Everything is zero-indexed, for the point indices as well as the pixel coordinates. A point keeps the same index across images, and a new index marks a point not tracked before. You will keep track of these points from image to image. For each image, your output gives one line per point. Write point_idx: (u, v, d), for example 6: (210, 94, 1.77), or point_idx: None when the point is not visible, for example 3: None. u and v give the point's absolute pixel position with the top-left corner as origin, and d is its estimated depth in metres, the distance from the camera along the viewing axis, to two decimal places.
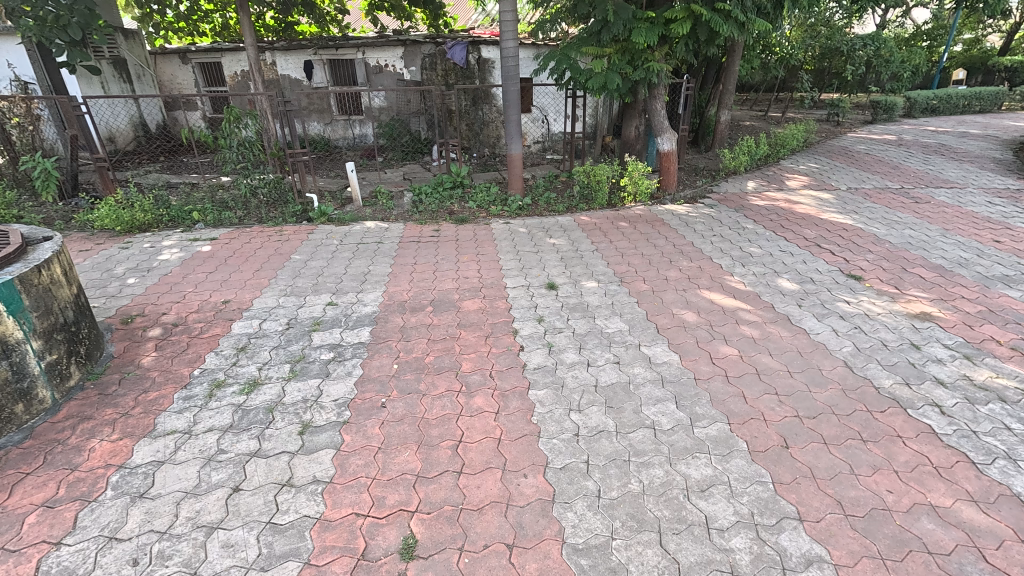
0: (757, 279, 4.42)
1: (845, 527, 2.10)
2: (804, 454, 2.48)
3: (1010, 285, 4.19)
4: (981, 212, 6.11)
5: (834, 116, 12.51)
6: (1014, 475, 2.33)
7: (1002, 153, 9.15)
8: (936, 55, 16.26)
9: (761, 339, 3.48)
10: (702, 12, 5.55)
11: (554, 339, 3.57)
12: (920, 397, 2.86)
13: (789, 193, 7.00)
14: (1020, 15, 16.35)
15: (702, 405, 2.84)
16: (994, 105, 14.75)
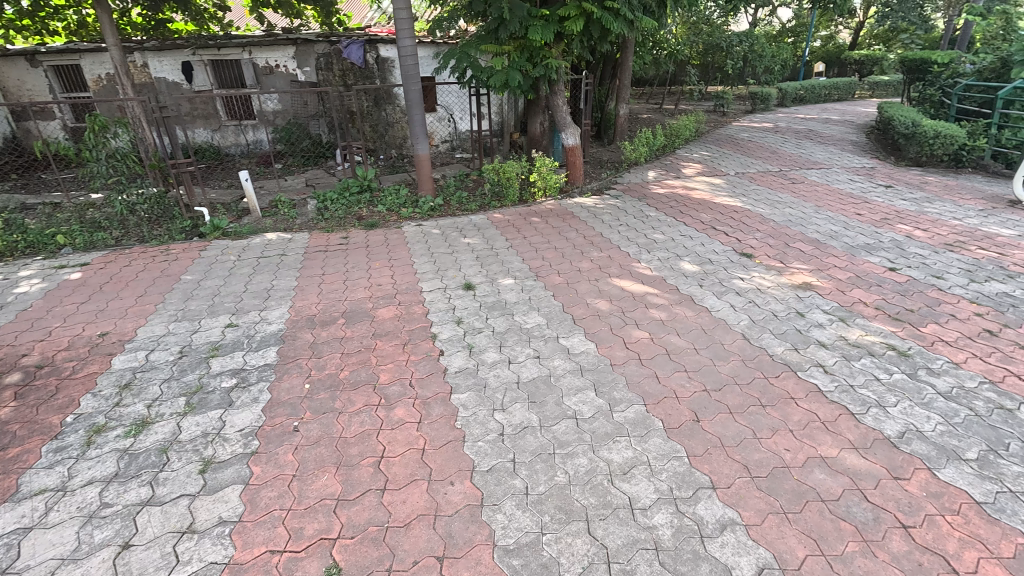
0: (662, 263, 4.67)
1: (752, 489, 2.26)
2: (714, 425, 2.64)
3: (872, 252, 4.75)
4: (845, 189, 6.89)
5: (719, 108, 13.55)
6: (885, 420, 2.64)
7: (857, 135, 10.40)
8: (800, 50, 18.15)
9: (669, 321, 3.68)
10: (593, 10, 5.74)
11: (474, 340, 3.55)
12: (806, 360, 3.16)
13: (685, 181, 7.47)
14: (863, 15, 18.69)
15: (620, 390, 2.95)
16: (849, 94, 16.71)
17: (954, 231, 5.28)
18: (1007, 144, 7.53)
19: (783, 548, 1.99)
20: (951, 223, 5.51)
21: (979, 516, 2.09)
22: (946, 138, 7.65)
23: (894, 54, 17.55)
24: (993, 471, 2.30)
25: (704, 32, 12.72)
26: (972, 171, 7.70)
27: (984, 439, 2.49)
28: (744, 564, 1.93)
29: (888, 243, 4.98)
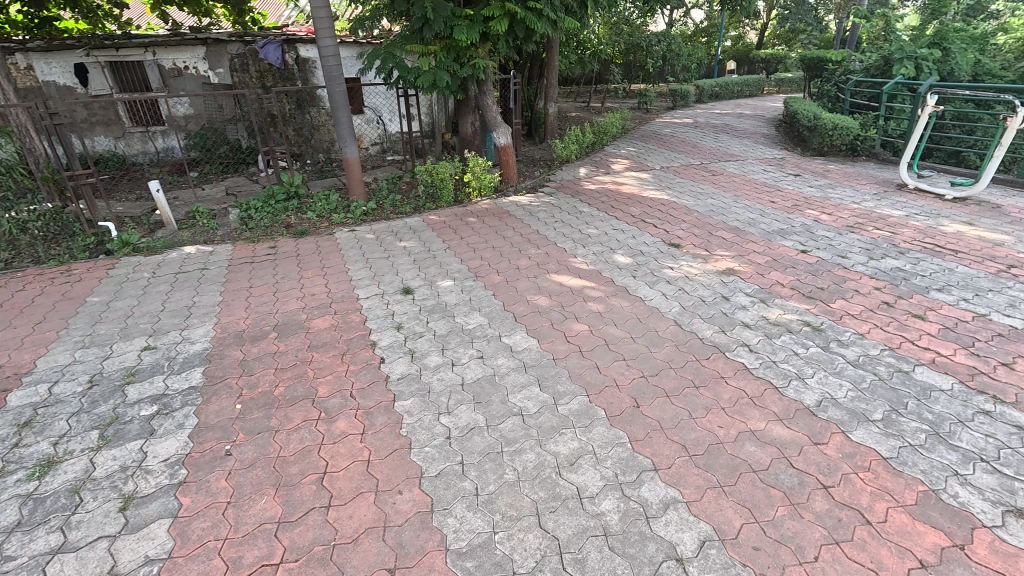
0: (597, 257, 4.80)
1: (690, 466, 2.38)
2: (653, 410, 2.75)
3: (785, 237, 5.13)
4: (759, 179, 7.38)
5: (643, 105, 14.10)
6: (803, 391, 2.86)
7: (767, 129, 11.17)
8: (713, 49, 19.25)
9: (606, 312, 3.79)
10: (517, 10, 5.79)
11: (415, 345, 3.49)
12: (733, 340, 3.36)
13: (615, 176, 7.72)
14: (767, 16, 20.09)
15: (562, 383, 3.01)
16: (759, 90, 17.93)
17: (854, 214, 5.80)
18: (893, 133, 8.35)
19: (721, 520, 2.11)
20: (851, 207, 6.05)
21: (886, 470, 2.31)
22: (843, 130, 8.38)
23: (795, 52, 19.00)
24: (895, 428, 2.55)
25: (624, 32, 13.21)
26: (866, 159, 8.49)
27: (887, 400, 2.76)
28: (687, 539, 2.03)
29: (799, 228, 5.39)
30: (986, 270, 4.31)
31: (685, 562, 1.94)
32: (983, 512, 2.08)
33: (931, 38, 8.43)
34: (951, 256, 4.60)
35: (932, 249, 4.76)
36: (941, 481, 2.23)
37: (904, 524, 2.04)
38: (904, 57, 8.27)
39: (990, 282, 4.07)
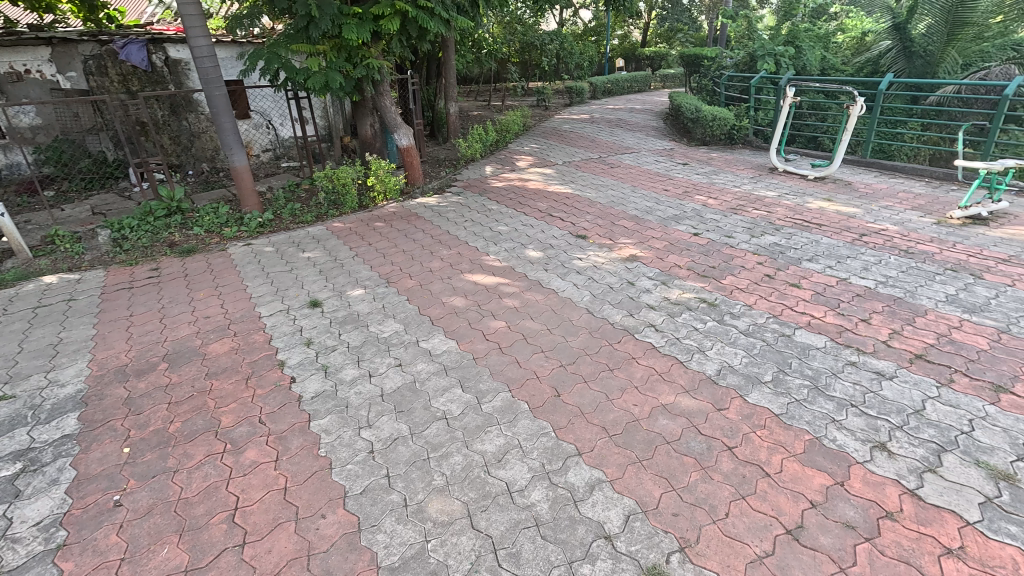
0: (509, 253, 4.86)
1: (612, 446, 2.48)
2: (573, 397, 2.84)
3: (680, 222, 5.52)
4: (653, 169, 7.88)
5: (542, 102, 14.48)
6: (705, 362, 3.10)
7: (657, 122, 11.95)
8: (602, 48, 20.25)
9: (522, 307, 3.85)
10: (408, 9, 5.69)
11: (328, 359, 3.32)
12: (641, 322, 3.57)
13: (521, 173, 7.86)
14: (647, 17, 21.48)
15: (484, 381, 3.02)
16: (647, 86, 19.14)
17: (736, 197, 6.37)
18: (763, 123, 9.30)
19: (643, 493, 2.22)
20: (733, 191, 6.64)
21: (778, 425, 2.57)
22: (721, 120, 9.18)
23: (675, 50, 20.53)
24: (783, 387, 2.85)
25: (518, 31, 13.71)
26: (742, 146, 9.36)
27: (775, 362, 3.07)
28: (614, 516, 2.12)
29: (690, 213, 5.82)
30: (844, 239, 4.93)
31: (613, 538, 2.03)
32: (856, 450, 2.39)
33: (786, 37, 9.47)
34: (816, 229, 5.21)
35: (801, 225, 5.36)
36: (823, 429, 2.52)
37: (797, 471, 2.28)
38: (766, 53, 9.22)
39: (848, 250, 4.67)
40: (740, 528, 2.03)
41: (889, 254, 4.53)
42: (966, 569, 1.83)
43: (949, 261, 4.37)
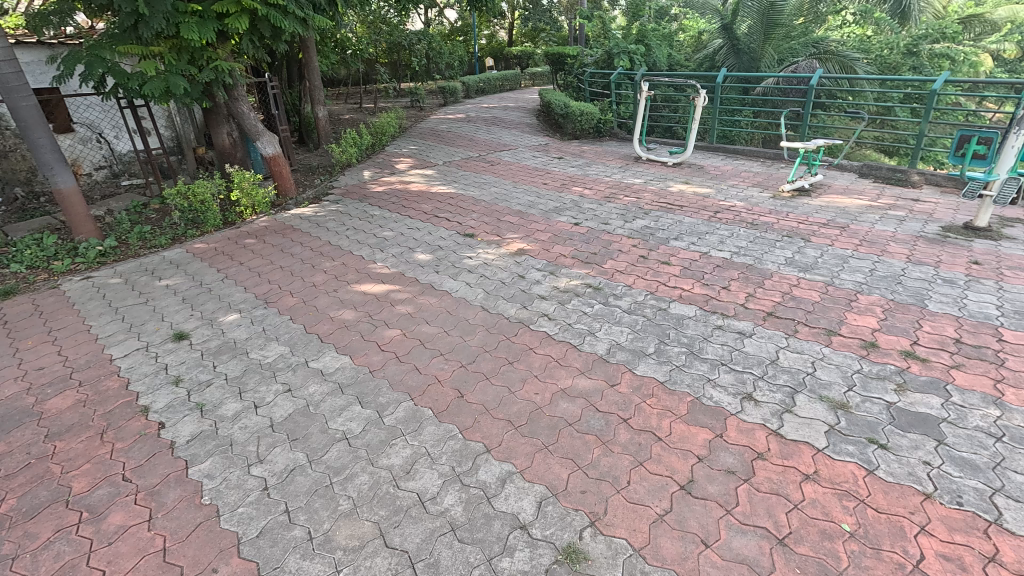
0: (397, 259, 4.73)
1: (518, 438, 2.53)
2: (476, 396, 2.85)
3: (560, 214, 5.77)
4: (531, 164, 8.15)
5: (416, 103, 14.27)
6: (596, 343, 3.28)
7: (530, 118, 12.37)
8: (470, 48, 20.47)
9: (416, 312, 3.77)
10: (257, 7, 5.26)
11: (203, 396, 2.98)
12: (535, 313, 3.67)
13: (401, 176, 7.68)
14: (511, 17, 22.07)
15: (384, 393, 2.91)
16: (517, 84, 19.72)
17: (608, 186, 6.82)
18: (625, 116, 10.05)
19: (552, 477, 2.30)
20: (605, 180, 7.09)
21: (664, 392, 2.80)
22: (589, 115, 9.75)
23: (540, 49, 21.44)
24: (665, 356, 3.11)
25: (383, 31, 12.89)
26: (610, 138, 10.04)
27: (656, 335, 3.34)
28: (527, 505, 2.16)
29: (569, 204, 6.11)
30: (702, 217, 5.50)
31: (529, 526, 2.07)
32: (729, 404, 2.69)
33: (636, 36, 10.29)
34: (679, 211, 5.76)
35: (666, 207, 5.89)
36: (701, 389, 2.80)
37: (683, 431, 2.51)
38: (620, 51, 9.97)
39: (706, 227, 5.22)
40: (641, 492, 2.19)
41: (739, 228, 5.14)
42: (821, 490, 2.15)
43: (785, 229, 5.07)
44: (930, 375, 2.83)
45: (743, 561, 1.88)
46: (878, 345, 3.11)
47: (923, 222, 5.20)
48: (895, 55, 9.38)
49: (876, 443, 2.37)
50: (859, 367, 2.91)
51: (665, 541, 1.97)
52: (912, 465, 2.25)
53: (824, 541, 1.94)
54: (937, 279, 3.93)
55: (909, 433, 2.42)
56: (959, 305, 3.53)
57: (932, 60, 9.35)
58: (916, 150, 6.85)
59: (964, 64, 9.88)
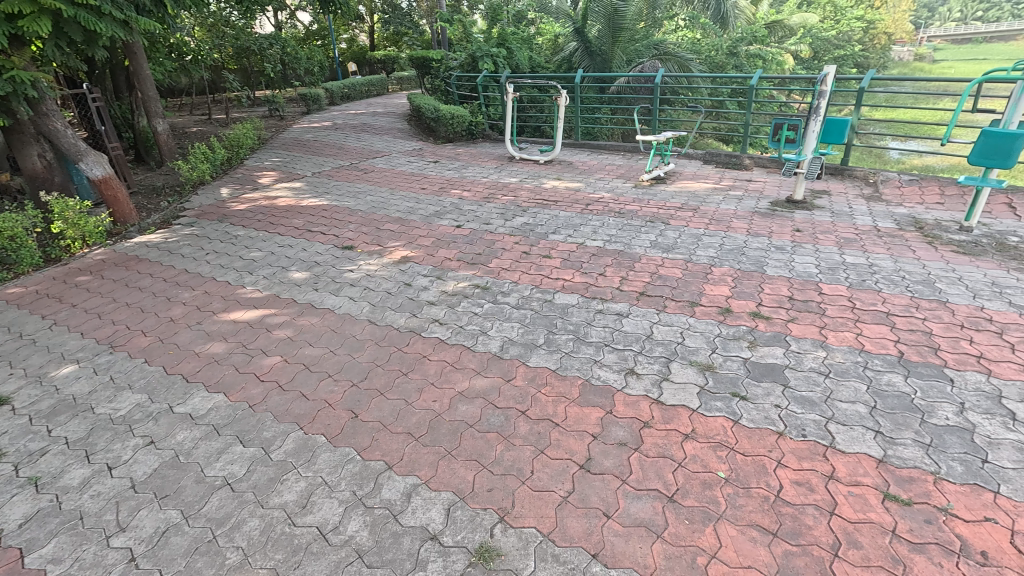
0: (269, 280, 4.38)
1: (420, 448, 2.48)
2: (372, 413, 2.74)
3: (442, 217, 5.74)
4: (407, 169, 8.01)
5: (275, 111, 13.29)
6: (489, 342, 3.32)
7: (401, 123, 12.15)
8: (330, 52, 19.58)
9: (297, 335, 3.52)
10: (60, 7, 4.52)
11: (38, 468, 2.51)
12: (425, 320, 3.62)
13: (265, 190, 7.10)
14: (370, 20, 21.44)
15: (268, 427, 2.68)
16: (384, 89, 19.24)
17: (486, 187, 6.94)
18: (495, 117, 10.29)
19: (458, 481, 2.29)
20: (482, 181, 7.21)
21: (557, 379, 2.93)
22: (460, 118, 9.84)
23: (404, 53, 21.18)
24: (554, 345, 3.24)
25: (228, 35, 11.58)
26: (483, 140, 10.22)
27: (544, 326, 3.47)
28: (435, 515, 2.13)
29: (449, 207, 6.11)
30: (576, 210, 5.82)
31: (439, 535, 2.04)
32: (615, 380, 2.88)
33: (497, 39, 10.58)
34: (554, 205, 6.03)
35: (542, 203, 6.13)
36: (590, 371, 2.97)
37: (578, 414, 2.64)
38: (484, 54, 10.14)
39: (580, 219, 5.53)
40: (545, 479, 2.26)
41: (609, 217, 5.53)
42: (699, 445, 2.39)
43: (648, 215, 5.56)
44: (774, 330, 3.29)
45: (641, 524, 2.03)
46: (732, 310, 3.54)
47: (756, 199, 6.01)
48: (720, 56, 10.73)
49: (738, 396, 2.70)
50: (719, 331, 3.29)
51: (571, 521, 2.06)
52: (766, 410, 2.59)
53: (706, 490, 2.16)
54: (771, 247, 4.57)
55: (762, 382, 2.79)
56: (789, 267, 4.15)
57: (749, 59, 10.84)
58: (744, 137, 7.90)
59: (773, 63, 11.60)
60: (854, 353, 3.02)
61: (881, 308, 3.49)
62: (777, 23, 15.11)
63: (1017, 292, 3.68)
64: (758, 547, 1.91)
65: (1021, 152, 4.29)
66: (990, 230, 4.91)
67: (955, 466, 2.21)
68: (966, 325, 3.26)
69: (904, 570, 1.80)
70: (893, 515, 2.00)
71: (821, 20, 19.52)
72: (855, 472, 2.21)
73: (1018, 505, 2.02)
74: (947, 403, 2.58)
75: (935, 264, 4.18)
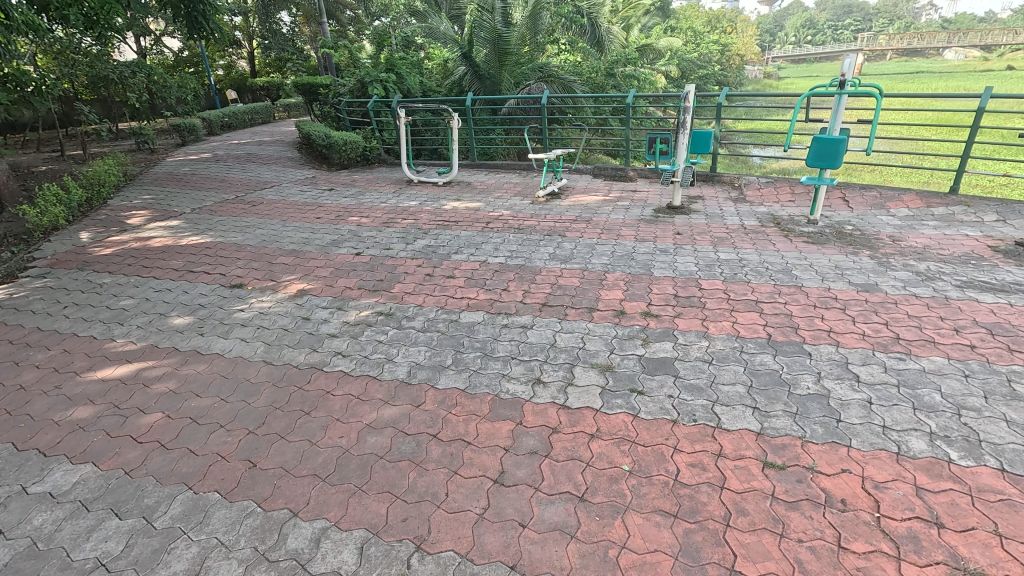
0: (144, 330, 3.96)
1: (328, 489, 2.36)
2: (272, 460, 2.56)
3: (339, 246, 5.56)
4: (300, 199, 7.68)
5: (143, 144, 12.16)
6: (396, 369, 3.26)
7: (291, 152, 11.63)
8: (206, 80, 18.36)
9: (181, 386, 3.21)
10: None
11: None
12: (327, 354, 3.48)
13: (135, 231, 6.43)
14: (249, 46, 20.46)
15: (149, 493, 2.40)
16: (269, 116, 18.39)
17: (385, 212, 6.83)
18: (390, 141, 10.22)
19: (370, 517, 2.20)
20: (381, 206, 7.10)
21: (466, 398, 2.93)
22: (353, 144, 9.66)
23: (289, 79, 20.43)
24: (462, 364, 3.26)
25: (80, 63, 10.26)
26: (379, 164, 10.08)
27: (451, 346, 3.48)
28: (347, 557, 2.03)
29: (347, 235, 5.93)
30: (476, 229, 5.91)
31: None
32: (523, 391, 2.96)
33: (386, 65, 10.55)
34: (455, 226, 6.08)
35: (443, 224, 6.16)
36: (500, 386, 3.01)
37: (489, 429, 2.67)
38: (373, 79, 10.10)
39: (481, 237, 5.63)
40: (460, 499, 2.25)
41: (509, 233, 5.70)
42: (604, 443, 2.52)
43: (545, 229, 5.79)
44: (663, 326, 3.56)
45: (555, 527, 2.09)
46: (626, 311, 3.79)
47: (641, 207, 6.52)
48: (600, 77, 11.56)
49: (636, 391, 2.89)
50: (615, 333, 3.50)
51: (488, 536, 2.07)
52: (661, 401, 2.79)
53: (612, 485, 2.27)
54: (657, 250, 4.97)
55: (656, 375, 3.01)
56: (673, 267, 4.53)
57: (624, 79, 11.88)
58: (626, 151, 8.54)
59: (645, 83, 12.75)
60: (732, 339, 3.36)
61: (750, 296, 3.92)
62: (647, 47, 16.59)
63: (854, 272, 4.32)
64: (661, 530, 2.04)
65: (843, 154, 5.07)
66: (830, 221, 5.72)
67: (816, 429, 2.53)
68: (818, 304, 3.76)
69: (783, 528, 2.02)
70: (771, 480, 2.24)
71: (683, 43, 21.81)
72: (739, 446, 2.44)
73: (865, 454, 2.36)
74: (807, 374, 2.95)
75: (791, 254, 4.78)
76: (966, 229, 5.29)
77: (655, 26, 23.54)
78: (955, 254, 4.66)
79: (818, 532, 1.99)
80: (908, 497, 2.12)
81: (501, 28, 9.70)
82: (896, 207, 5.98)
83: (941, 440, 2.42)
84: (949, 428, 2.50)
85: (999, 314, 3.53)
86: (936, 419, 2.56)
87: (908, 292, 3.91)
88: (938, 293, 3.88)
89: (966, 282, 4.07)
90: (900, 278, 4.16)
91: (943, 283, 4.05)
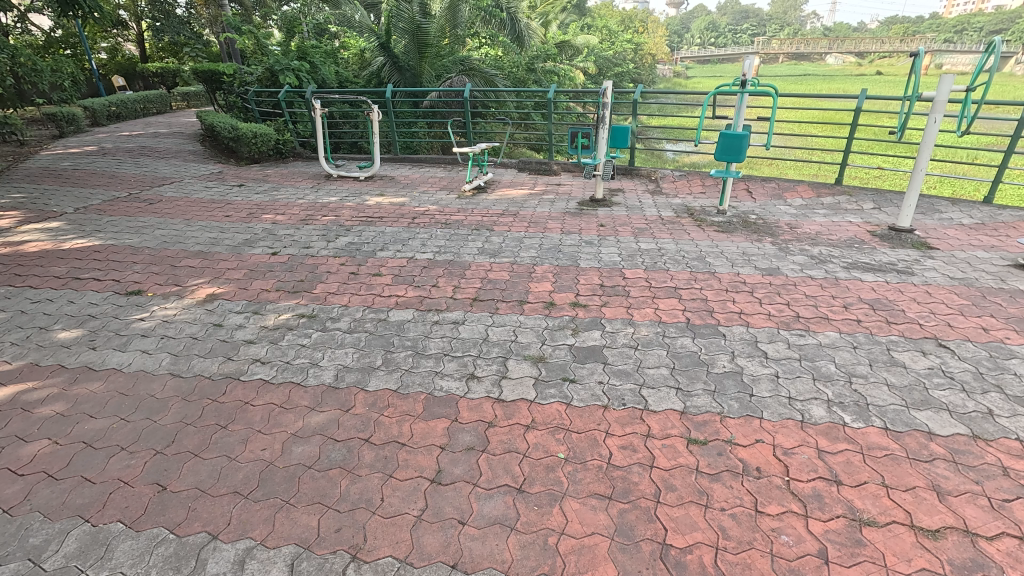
0: (20, 347, 3.47)
1: (251, 506, 2.20)
2: (185, 480, 2.35)
3: (253, 246, 5.19)
4: (205, 196, 7.08)
5: (12, 136, 10.66)
6: (321, 373, 3.10)
7: (192, 145, 10.70)
8: (86, 65, 16.39)
9: (71, 408, 2.86)
10: None
11: None
12: (243, 362, 3.24)
13: (4, 235, 5.61)
14: (137, 28, 18.71)
15: (36, 531, 2.12)
16: (164, 105, 16.89)
17: (302, 209, 6.47)
18: (304, 134, 9.70)
19: (300, 530, 2.08)
20: (299, 203, 6.74)
21: (399, 399, 2.85)
22: (263, 137, 9.04)
23: (187, 65, 18.85)
24: (392, 364, 3.16)
25: None
26: (294, 158, 9.53)
27: (381, 347, 3.37)
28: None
29: (261, 234, 5.55)
30: (402, 224, 5.76)
31: None
32: (457, 388, 2.92)
33: (297, 53, 9.92)
34: (379, 222, 5.89)
35: (366, 220, 5.95)
36: (434, 385, 2.95)
37: (424, 429, 2.61)
38: (283, 68, 9.51)
39: (407, 233, 5.50)
40: (396, 503, 2.19)
41: (437, 228, 5.62)
42: (540, 433, 2.55)
43: (473, 223, 5.77)
44: (591, 316, 3.66)
45: (495, 521, 2.09)
46: (555, 302, 3.86)
47: (565, 201, 6.66)
48: (521, 72, 11.69)
49: (567, 379, 2.96)
50: (547, 324, 3.56)
51: (427, 538, 2.03)
52: (593, 389, 2.87)
53: (550, 473, 2.31)
54: (582, 242, 5.11)
55: (586, 363, 3.10)
56: (598, 258, 4.68)
57: (545, 75, 12.10)
58: (550, 145, 8.68)
59: (565, 78, 13.05)
60: (655, 325, 3.52)
61: (669, 283, 4.15)
62: (566, 43, 17.06)
63: (758, 258, 4.69)
64: (597, 513, 2.11)
65: (746, 148, 5.46)
66: (737, 211, 6.17)
67: (733, 404, 2.72)
68: (729, 288, 4.05)
69: (708, 499, 2.15)
70: (696, 455, 2.39)
71: (600, 40, 22.65)
72: (665, 426, 2.57)
73: (775, 424, 2.57)
74: (723, 354, 3.17)
75: (704, 243, 5.09)
76: (850, 216, 5.91)
77: (572, 24, 24.33)
78: (841, 239, 5.20)
79: (738, 500, 2.14)
80: (812, 459, 2.35)
81: (420, 19, 9.58)
82: (792, 198, 6.56)
83: (837, 406, 2.70)
84: (843, 394, 2.79)
85: (878, 291, 3.98)
86: (832, 387, 2.85)
87: (804, 274, 4.30)
88: (829, 274, 4.30)
89: (852, 264, 4.54)
90: (797, 262, 4.57)
91: (833, 265, 4.50)
